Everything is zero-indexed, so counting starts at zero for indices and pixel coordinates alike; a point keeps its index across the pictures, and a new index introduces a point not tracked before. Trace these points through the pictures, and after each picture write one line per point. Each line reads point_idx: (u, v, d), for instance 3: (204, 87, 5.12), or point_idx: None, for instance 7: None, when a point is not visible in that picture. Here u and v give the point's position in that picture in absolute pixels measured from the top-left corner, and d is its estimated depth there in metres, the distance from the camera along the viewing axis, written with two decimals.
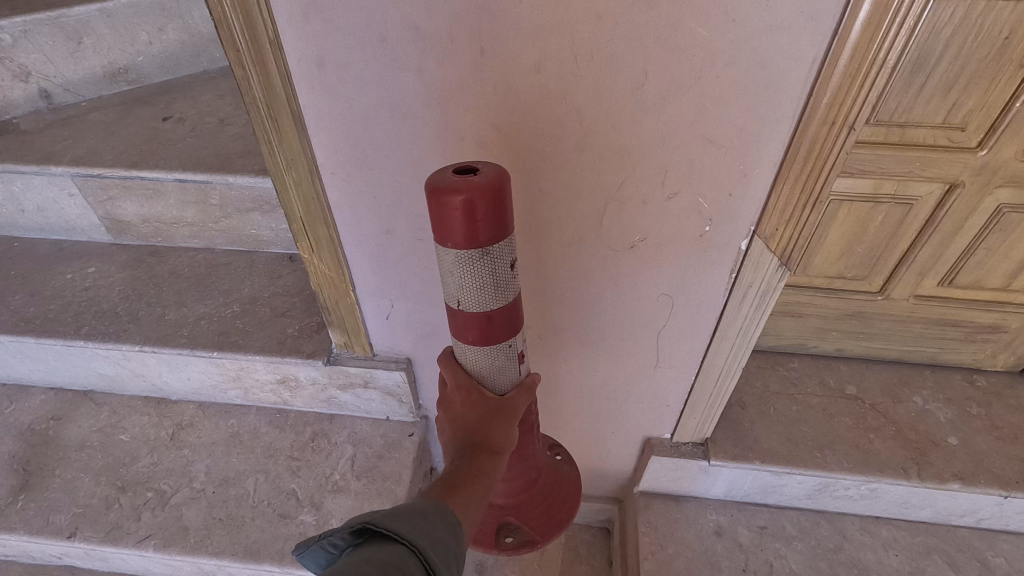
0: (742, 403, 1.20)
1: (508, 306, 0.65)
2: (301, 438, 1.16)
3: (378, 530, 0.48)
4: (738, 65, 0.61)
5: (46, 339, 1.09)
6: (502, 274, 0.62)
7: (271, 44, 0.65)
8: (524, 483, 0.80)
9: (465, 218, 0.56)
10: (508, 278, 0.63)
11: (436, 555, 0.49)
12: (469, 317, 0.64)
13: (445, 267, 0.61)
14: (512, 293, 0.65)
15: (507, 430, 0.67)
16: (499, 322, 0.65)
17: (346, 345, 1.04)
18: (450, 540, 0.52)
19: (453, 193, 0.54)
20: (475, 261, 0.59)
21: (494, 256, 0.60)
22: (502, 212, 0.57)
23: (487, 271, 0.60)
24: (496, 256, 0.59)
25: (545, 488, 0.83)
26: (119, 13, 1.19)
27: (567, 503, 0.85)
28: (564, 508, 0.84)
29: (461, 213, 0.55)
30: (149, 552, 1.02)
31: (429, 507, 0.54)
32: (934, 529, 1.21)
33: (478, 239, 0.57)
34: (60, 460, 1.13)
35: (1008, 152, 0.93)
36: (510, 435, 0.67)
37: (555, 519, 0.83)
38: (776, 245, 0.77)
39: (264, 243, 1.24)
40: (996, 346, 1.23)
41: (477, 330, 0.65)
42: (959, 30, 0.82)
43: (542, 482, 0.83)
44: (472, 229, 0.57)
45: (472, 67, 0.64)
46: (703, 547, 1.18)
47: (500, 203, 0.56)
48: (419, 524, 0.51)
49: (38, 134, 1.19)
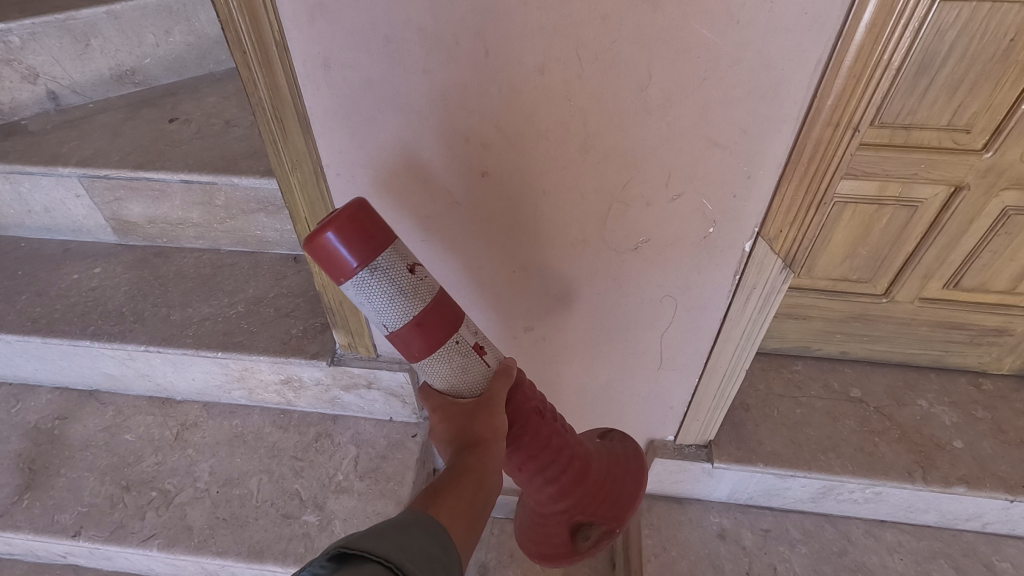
0: (745, 405, 1.20)
1: (430, 305, 0.60)
2: (305, 438, 1.17)
3: (356, 552, 0.46)
4: (742, 67, 0.61)
5: (53, 339, 1.10)
6: (402, 279, 0.58)
7: (277, 46, 0.65)
8: (571, 480, 0.71)
9: (340, 245, 0.55)
10: (414, 282, 0.59)
11: (417, 567, 0.48)
12: (402, 334, 0.60)
13: (358, 301, 0.59)
14: (430, 292, 0.61)
15: (492, 417, 0.62)
16: (435, 323, 0.61)
17: (350, 346, 1.04)
18: (431, 550, 0.51)
19: (318, 230, 0.54)
20: (376, 283, 0.57)
21: (385, 268, 0.57)
22: (374, 224, 0.56)
23: (388, 280, 0.57)
24: (386, 265, 0.57)
25: (599, 473, 0.73)
26: (126, 15, 1.19)
27: (629, 477, 0.76)
28: (627, 484, 0.75)
29: (334, 242, 0.54)
30: (153, 552, 1.02)
31: (405, 521, 0.53)
32: (940, 534, 1.20)
33: (365, 257, 0.56)
34: (65, 459, 1.14)
35: (1013, 154, 0.93)
36: (499, 421, 0.62)
37: (620, 498, 0.74)
38: (781, 246, 0.77)
39: (268, 244, 1.24)
40: (1001, 349, 1.22)
41: (421, 340, 0.61)
42: (963, 31, 0.82)
43: (591, 467, 0.72)
44: (354, 251, 0.55)
45: (476, 68, 0.64)
46: (706, 549, 1.18)
47: (366, 216, 0.56)
48: (397, 540, 0.49)
49: (46, 135, 1.20)
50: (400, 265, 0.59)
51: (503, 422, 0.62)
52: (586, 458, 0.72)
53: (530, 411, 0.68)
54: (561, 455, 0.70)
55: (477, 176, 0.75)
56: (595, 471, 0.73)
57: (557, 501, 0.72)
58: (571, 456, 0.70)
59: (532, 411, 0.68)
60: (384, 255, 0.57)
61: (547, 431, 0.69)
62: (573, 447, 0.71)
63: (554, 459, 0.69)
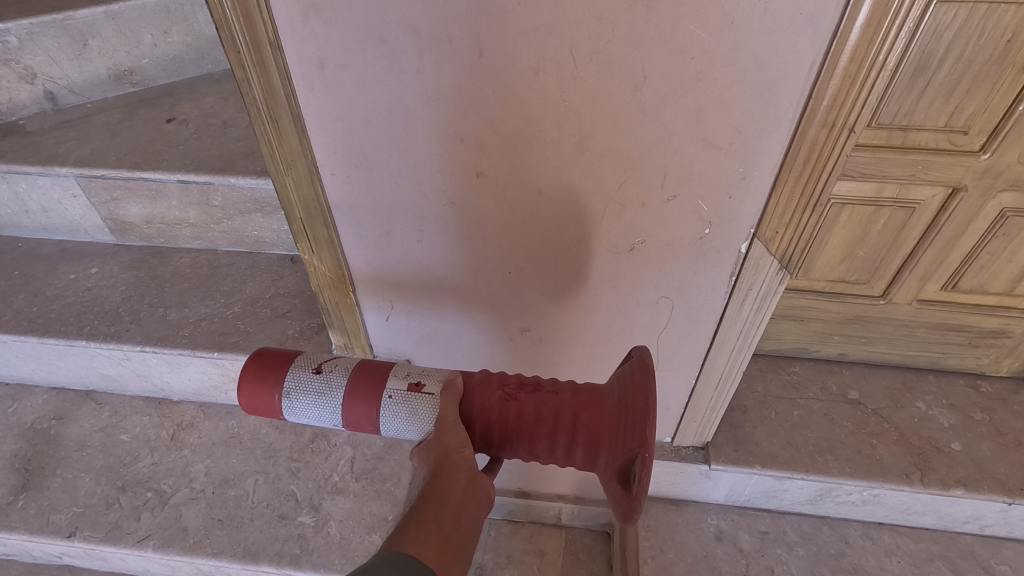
0: (743, 407, 1.20)
1: (348, 386, 0.64)
2: (301, 439, 1.17)
3: None
4: (736, 68, 0.61)
5: (49, 339, 1.10)
6: (311, 384, 0.64)
7: (271, 45, 0.65)
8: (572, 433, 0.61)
9: (254, 393, 0.64)
10: (324, 379, 0.64)
11: None
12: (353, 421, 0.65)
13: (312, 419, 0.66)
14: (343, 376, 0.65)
15: (445, 436, 0.59)
16: (360, 389, 0.64)
17: (346, 346, 1.05)
18: None
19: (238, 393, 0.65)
20: (297, 402, 0.64)
21: (297, 387, 0.64)
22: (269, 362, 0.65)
23: (304, 392, 0.64)
24: (294, 384, 0.64)
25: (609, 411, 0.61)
26: (124, 16, 1.19)
27: (633, 395, 0.60)
28: (634, 403, 0.59)
29: (249, 396, 0.64)
30: (148, 552, 1.02)
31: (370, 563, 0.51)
32: (938, 536, 1.20)
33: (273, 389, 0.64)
34: (61, 459, 1.13)
35: (1010, 156, 0.93)
36: (452, 439, 0.59)
37: (633, 423, 0.58)
38: (777, 248, 0.77)
39: (265, 244, 1.24)
40: (1000, 351, 1.22)
41: (363, 407, 0.64)
42: (961, 32, 0.82)
43: (599, 409, 0.61)
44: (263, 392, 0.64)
45: (471, 69, 0.64)
46: (703, 551, 1.18)
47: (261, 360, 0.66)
48: None
49: (43, 135, 1.20)
50: (306, 370, 0.65)
51: (458, 437, 0.60)
52: (590, 403, 0.62)
53: (497, 403, 0.62)
54: (558, 419, 0.61)
55: (472, 176, 0.74)
56: (606, 411, 0.61)
57: (589, 461, 0.62)
58: (566, 414, 0.61)
59: (500, 402, 0.62)
60: (289, 377, 0.64)
61: (529, 407, 0.62)
62: (570, 400, 0.62)
63: (552, 423, 0.61)
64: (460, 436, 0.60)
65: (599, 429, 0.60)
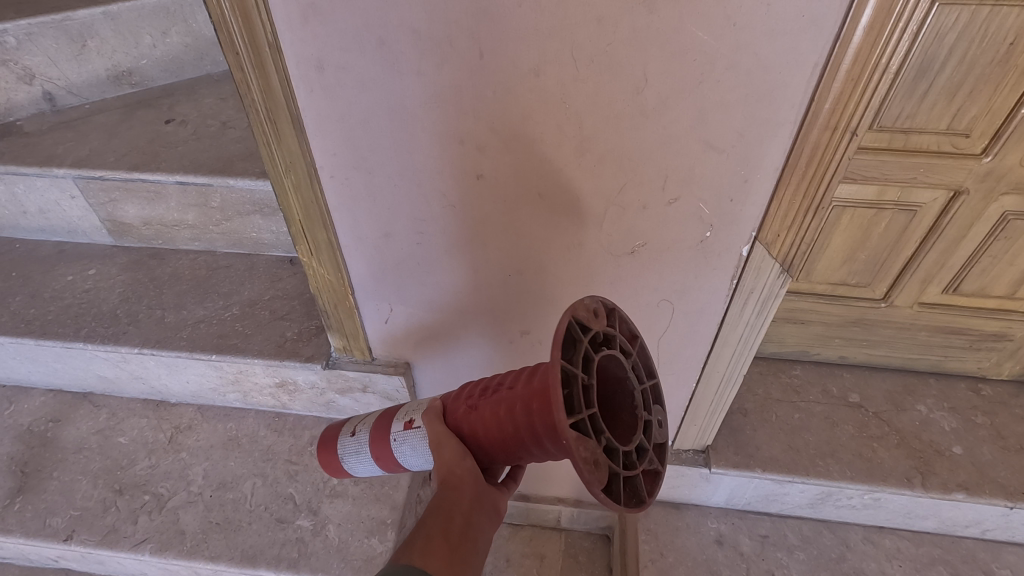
0: (743, 410, 1.19)
1: (372, 438, 0.72)
2: (300, 442, 1.16)
3: None
4: (739, 70, 0.60)
5: (46, 341, 1.09)
6: (350, 445, 0.74)
7: (270, 47, 0.64)
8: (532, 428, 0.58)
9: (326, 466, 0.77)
10: (356, 439, 0.74)
11: None
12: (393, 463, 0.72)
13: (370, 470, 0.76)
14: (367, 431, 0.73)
15: (443, 453, 0.63)
16: (378, 438, 0.72)
17: (345, 349, 1.04)
18: None
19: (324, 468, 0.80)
20: (352, 464, 0.75)
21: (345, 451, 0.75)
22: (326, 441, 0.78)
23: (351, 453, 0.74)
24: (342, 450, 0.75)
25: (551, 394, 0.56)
26: (123, 16, 1.19)
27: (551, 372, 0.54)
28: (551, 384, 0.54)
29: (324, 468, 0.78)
30: (145, 556, 1.01)
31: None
32: (939, 540, 1.19)
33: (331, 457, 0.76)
34: (58, 462, 1.13)
35: (1013, 159, 0.92)
36: (449, 454, 0.63)
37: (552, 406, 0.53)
38: (778, 252, 0.77)
39: (264, 246, 1.24)
40: (1001, 354, 1.21)
41: (384, 451, 0.71)
42: (963, 35, 0.82)
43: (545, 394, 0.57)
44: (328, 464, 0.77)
45: (470, 71, 0.64)
46: (703, 555, 1.17)
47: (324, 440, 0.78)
48: None
49: (42, 136, 1.19)
50: (347, 436, 0.75)
51: (453, 451, 0.63)
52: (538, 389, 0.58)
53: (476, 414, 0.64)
54: (518, 416, 0.59)
55: (472, 178, 0.74)
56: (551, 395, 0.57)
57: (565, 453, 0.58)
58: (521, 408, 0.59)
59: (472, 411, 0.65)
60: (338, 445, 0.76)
61: (496, 410, 0.62)
62: (520, 391, 0.60)
63: (513, 420, 0.60)
64: (455, 450, 0.63)
65: (547, 414, 0.56)
